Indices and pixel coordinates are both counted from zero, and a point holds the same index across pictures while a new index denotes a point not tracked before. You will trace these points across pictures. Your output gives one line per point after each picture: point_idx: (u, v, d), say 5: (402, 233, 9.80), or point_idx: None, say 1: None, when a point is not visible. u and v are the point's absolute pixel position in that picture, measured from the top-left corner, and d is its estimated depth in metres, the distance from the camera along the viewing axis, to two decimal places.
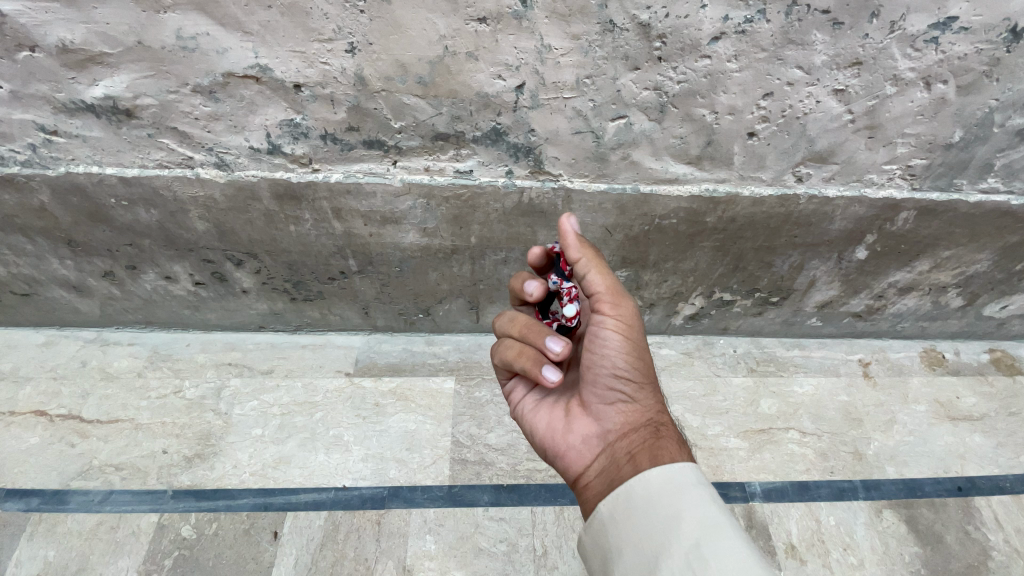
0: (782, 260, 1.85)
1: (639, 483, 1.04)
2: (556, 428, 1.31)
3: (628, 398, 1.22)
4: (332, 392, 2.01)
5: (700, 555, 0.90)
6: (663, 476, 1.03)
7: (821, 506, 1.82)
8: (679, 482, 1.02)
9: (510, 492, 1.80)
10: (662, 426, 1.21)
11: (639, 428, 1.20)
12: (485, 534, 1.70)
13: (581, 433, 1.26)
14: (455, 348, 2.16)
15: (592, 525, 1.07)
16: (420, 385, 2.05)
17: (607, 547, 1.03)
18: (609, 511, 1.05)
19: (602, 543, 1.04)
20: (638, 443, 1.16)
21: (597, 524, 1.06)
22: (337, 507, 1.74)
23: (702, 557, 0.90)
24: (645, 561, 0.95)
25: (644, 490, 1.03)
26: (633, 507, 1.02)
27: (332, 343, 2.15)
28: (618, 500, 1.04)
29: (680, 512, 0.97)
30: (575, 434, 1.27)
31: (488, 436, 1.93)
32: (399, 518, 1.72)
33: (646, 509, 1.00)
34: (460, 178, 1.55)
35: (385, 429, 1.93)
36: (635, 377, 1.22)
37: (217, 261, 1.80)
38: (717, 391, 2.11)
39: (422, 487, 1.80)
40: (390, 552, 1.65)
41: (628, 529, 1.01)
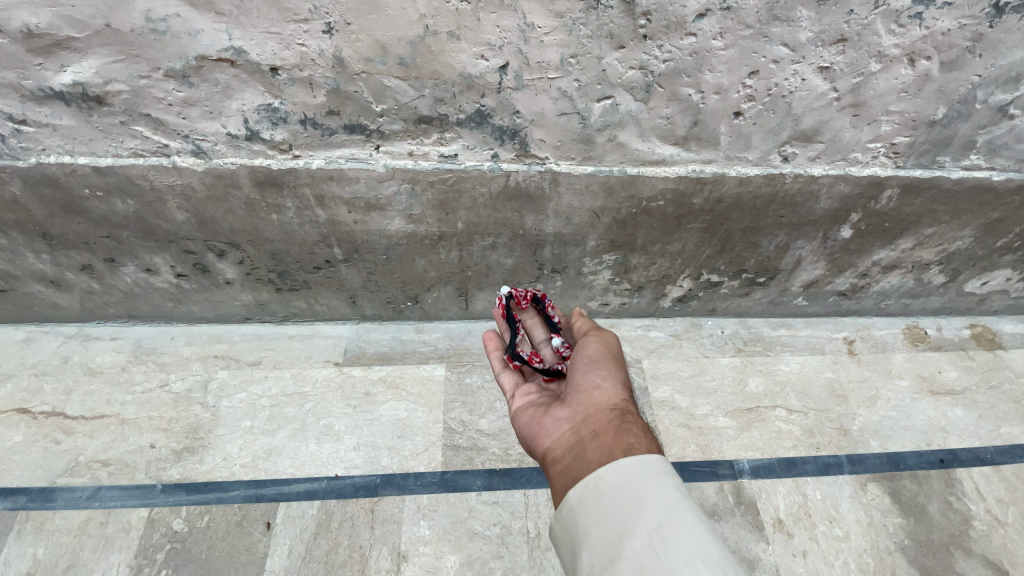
0: (768, 240, 1.86)
1: (607, 469, 1.05)
2: (534, 419, 1.40)
3: (598, 387, 1.32)
4: (321, 381, 1.99)
5: (662, 535, 0.91)
6: (631, 463, 1.05)
7: (807, 481, 1.87)
8: (645, 469, 1.03)
9: (503, 476, 1.81)
10: (628, 415, 1.23)
11: (603, 410, 1.25)
12: (479, 518, 1.71)
13: (556, 418, 1.32)
14: (445, 335, 2.15)
15: (562, 512, 1.07)
16: (410, 373, 2.04)
17: (576, 531, 1.03)
18: (577, 498, 1.05)
19: (571, 528, 1.04)
20: (602, 421, 1.21)
21: (566, 511, 1.06)
22: (330, 497, 1.74)
23: (663, 537, 0.91)
24: (610, 544, 0.96)
25: (612, 477, 1.03)
26: (601, 492, 1.03)
27: (320, 333, 2.13)
28: (587, 486, 1.05)
29: (646, 497, 0.98)
30: (549, 420, 1.33)
31: (480, 422, 1.93)
32: (393, 505, 1.73)
33: (613, 495, 1.01)
34: (445, 162, 1.52)
35: (376, 417, 1.92)
36: (608, 377, 1.35)
37: (199, 252, 1.76)
38: (706, 371, 2.13)
39: (414, 474, 1.80)
40: (383, 539, 1.66)
41: (595, 513, 1.01)
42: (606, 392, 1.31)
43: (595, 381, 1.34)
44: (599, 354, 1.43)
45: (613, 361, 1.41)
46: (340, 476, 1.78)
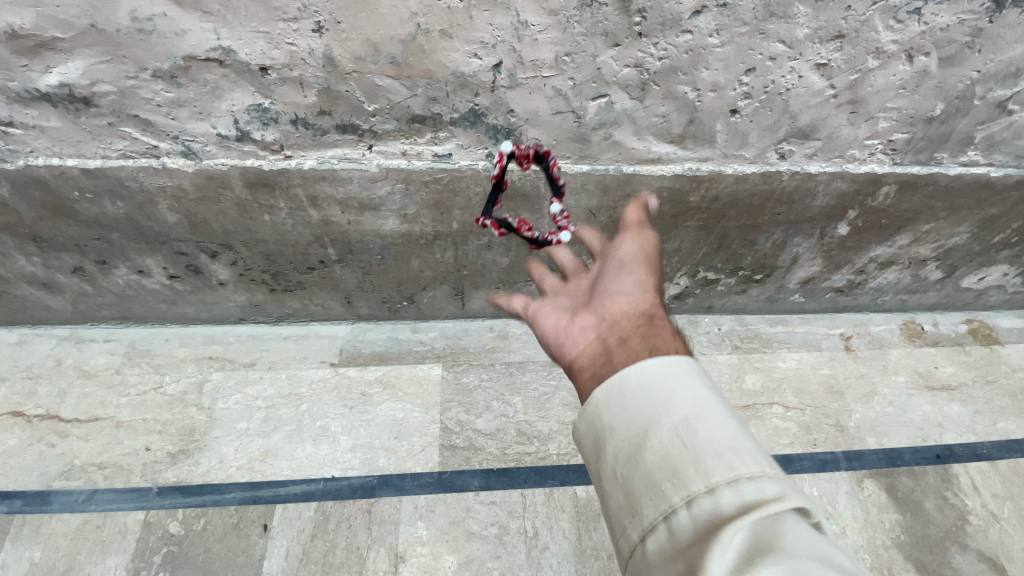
0: (765, 238, 1.84)
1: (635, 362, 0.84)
2: (554, 326, 1.17)
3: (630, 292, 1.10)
4: (317, 382, 1.98)
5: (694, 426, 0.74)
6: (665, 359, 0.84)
7: (804, 478, 1.87)
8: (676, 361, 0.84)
9: (501, 476, 1.81)
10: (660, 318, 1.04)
11: (636, 315, 1.04)
12: (476, 518, 1.71)
13: (580, 326, 1.10)
14: (441, 335, 2.14)
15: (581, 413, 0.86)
16: (407, 373, 2.03)
17: (595, 430, 0.83)
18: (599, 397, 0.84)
19: (590, 427, 0.84)
20: (633, 326, 1.00)
21: (585, 408, 0.85)
22: (327, 498, 1.73)
23: (694, 427, 0.74)
24: (635, 440, 0.77)
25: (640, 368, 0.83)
26: (625, 385, 0.82)
27: (316, 333, 2.12)
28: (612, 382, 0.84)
29: (675, 389, 0.79)
30: (573, 327, 1.11)
31: (477, 421, 1.93)
32: (391, 505, 1.72)
33: (638, 388, 0.81)
34: (439, 162, 1.50)
35: (372, 418, 1.91)
36: (641, 280, 1.12)
37: (191, 253, 1.75)
38: (703, 368, 2.12)
39: (411, 474, 1.80)
40: (381, 539, 1.66)
41: (618, 409, 0.81)
42: (640, 297, 1.09)
43: (624, 285, 1.12)
44: (632, 255, 1.18)
45: (649, 259, 1.18)
46: (337, 477, 1.78)
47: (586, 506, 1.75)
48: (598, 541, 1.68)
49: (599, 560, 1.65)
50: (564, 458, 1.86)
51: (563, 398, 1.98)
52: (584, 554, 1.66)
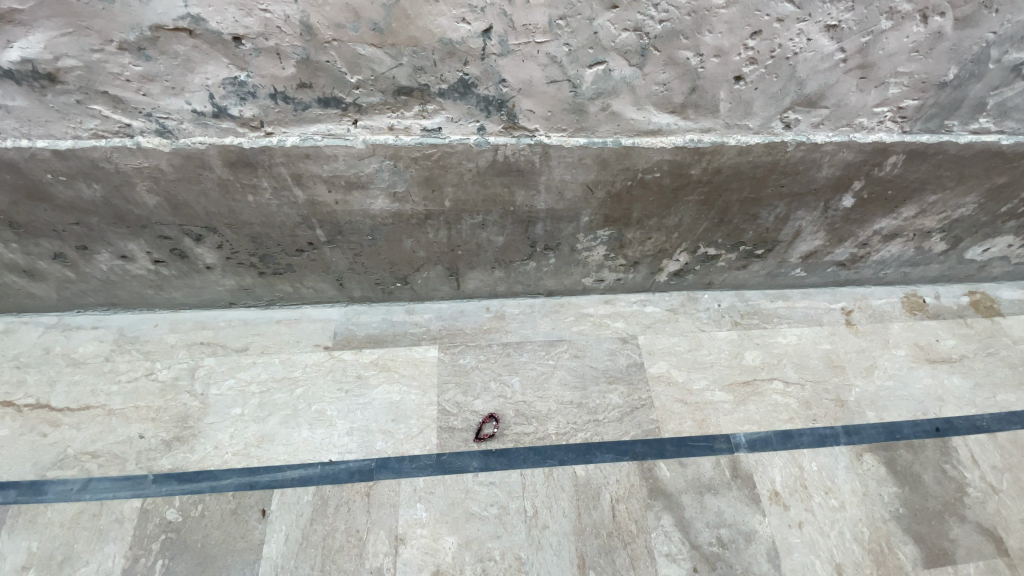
0: (768, 211, 1.78)
1: None
2: None
3: None
4: (311, 366, 1.94)
5: None
6: None
7: (804, 453, 1.87)
8: None
9: (500, 457, 1.79)
10: None
11: None
12: (475, 499, 1.71)
13: None
14: (437, 316, 2.07)
15: None
16: (402, 356, 1.97)
17: None
18: None
19: None
20: None
21: None
22: (326, 482, 1.72)
23: None
24: None
25: None
26: None
27: (308, 317, 2.05)
28: None
29: None
30: None
31: (474, 403, 1.89)
32: (390, 488, 1.71)
33: None
34: (428, 137, 1.42)
35: (369, 401, 1.88)
36: None
37: (175, 237, 1.68)
38: (702, 345, 2.06)
39: (409, 457, 1.78)
40: (381, 522, 1.65)
41: None
42: None
43: None
44: None
45: None
46: (335, 461, 1.76)
47: (586, 485, 1.74)
48: (598, 520, 1.68)
49: (599, 539, 1.65)
50: (563, 438, 1.83)
51: (561, 378, 1.95)
52: (584, 533, 1.66)
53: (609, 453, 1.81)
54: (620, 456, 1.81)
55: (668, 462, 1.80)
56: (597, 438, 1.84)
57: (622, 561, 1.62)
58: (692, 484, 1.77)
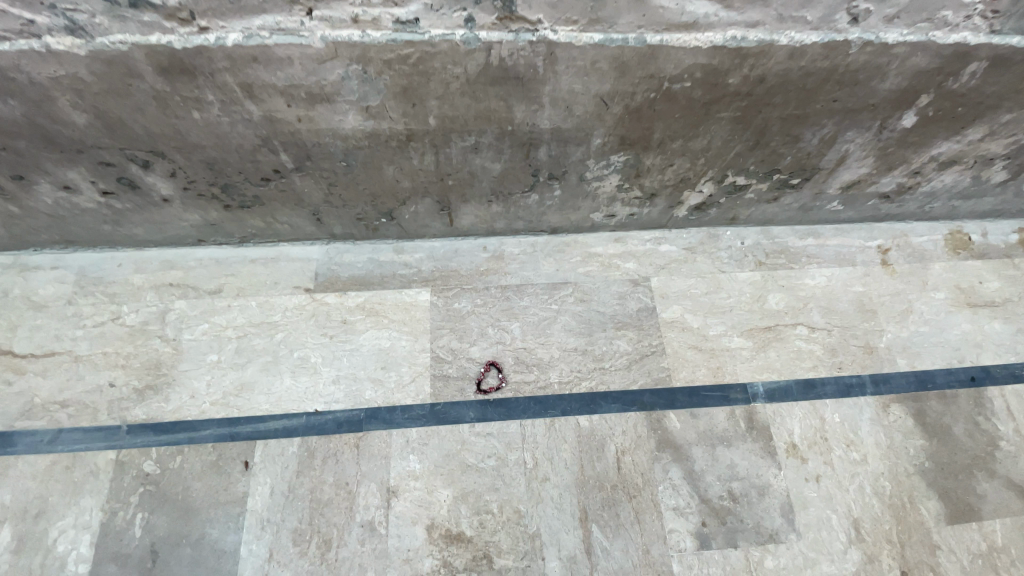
0: (812, 132, 1.51)
1: None
2: None
3: None
4: (292, 310, 1.75)
5: None
6: None
7: (826, 404, 1.73)
8: None
9: (498, 407, 1.65)
10: None
11: None
12: (472, 451, 1.59)
13: None
14: (428, 256, 1.85)
15: None
16: (391, 299, 1.78)
17: None
18: None
19: None
20: None
21: None
22: (312, 433, 1.60)
23: None
24: None
25: None
26: None
27: (286, 256, 1.84)
28: None
29: None
30: None
31: (470, 350, 1.72)
32: (380, 439, 1.59)
33: None
34: (403, 33, 1.14)
35: (355, 348, 1.71)
36: None
37: (119, 164, 1.45)
38: (722, 288, 1.86)
39: (401, 407, 1.64)
40: (371, 474, 1.55)
41: None
42: None
43: None
44: None
45: None
46: (321, 412, 1.63)
47: (590, 437, 1.61)
48: (602, 473, 1.57)
49: (603, 491, 1.55)
50: (566, 387, 1.68)
51: (565, 323, 1.77)
52: (587, 486, 1.55)
53: (615, 403, 1.66)
54: (627, 406, 1.66)
55: (679, 413, 1.65)
56: (602, 387, 1.68)
57: (627, 515, 1.53)
58: (704, 436, 1.64)
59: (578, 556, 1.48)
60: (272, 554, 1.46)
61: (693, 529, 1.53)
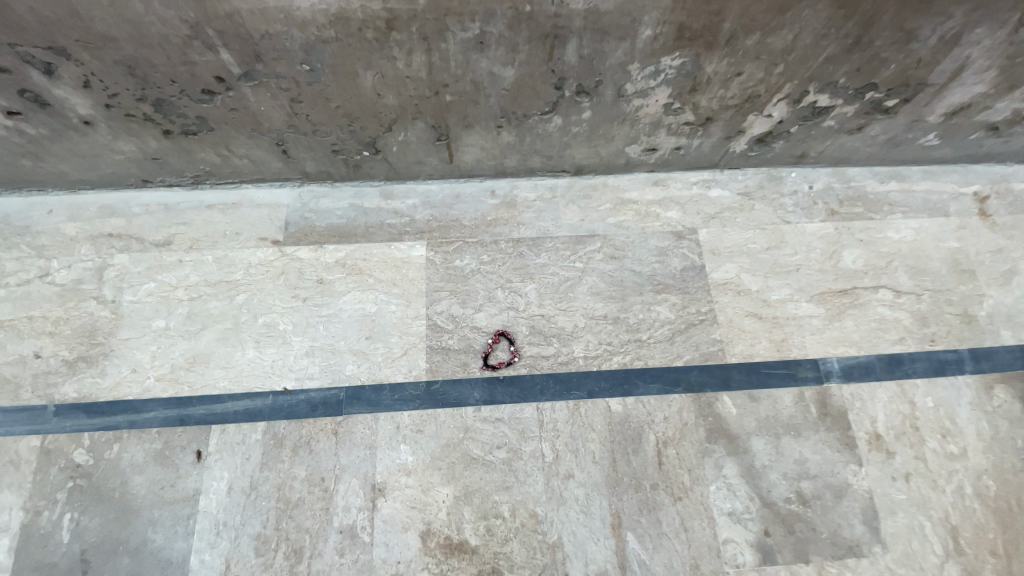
0: (932, 26, 1.16)
1: None
2: None
3: None
4: (256, 267, 1.42)
5: None
6: None
7: (916, 385, 1.39)
8: None
9: (509, 386, 1.31)
10: None
11: None
12: (478, 440, 1.25)
13: None
14: (423, 202, 1.49)
15: None
16: (377, 254, 1.43)
17: None
18: None
19: None
20: None
21: None
22: (280, 418, 1.27)
23: None
24: None
25: None
26: None
27: (249, 201, 1.49)
28: None
29: None
30: None
31: (475, 317, 1.37)
32: (364, 426, 1.26)
33: None
34: None
35: (333, 314, 1.36)
36: None
37: (15, 69, 1.11)
38: (786, 242, 1.50)
39: (390, 386, 1.30)
40: (352, 468, 1.23)
41: None
42: None
43: None
44: None
45: None
46: (291, 392, 1.30)
47: (624, 425, 1.27)
48: (639, 469, 1.24)
49: (641, 493, 1.22)
50: (593, 364, 1.33)
51: (592, 285, 1.41)
52: (622, 485, 1.22)
53: (655, 383, 1.31)
54: (671, 387, 1.31)
55: (735, 396, 1.32)
56: (639, 364, 1.33)
57: (671, 522, 1.21)
58: (766, 424, 1.30)
59: (610, 571, 1.17)
60: (228, 565, 1.17)
61: (753, 540, 1.22)
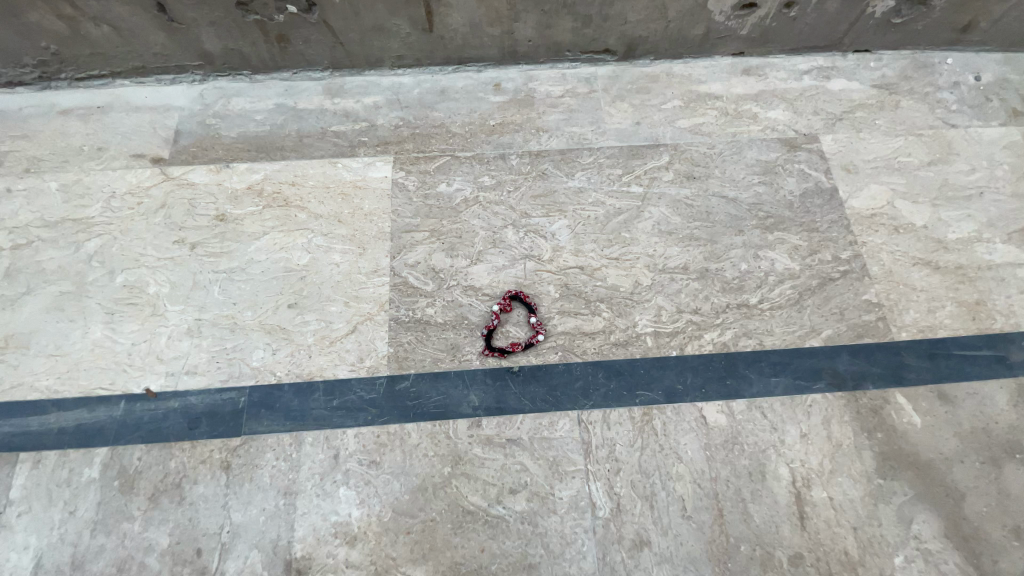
0: None
1: None
2: None
3: None
4: (123, 198, 0.89)
5: None
6: None
7: None
8: None
9: (529, 386, 0.75)
10: None
11: None
12: (476, 481, 0.70)
13: None
14: (390, 101, 0.96)
15: None
16: (314, 176, 0.90)
17: None
18: None
19: None
20: None
21: None
22: (134, 442, 0.74)
23: None
24: None
25: None
26: None
27: (124, 104, 0.97)
28: None
29: None
30: None
31: (472, 272, 0.83)
32: (275, 456, 0.72)
33: None
34: None
35: (238, 268, 0.83)
36: None
37: None
38: (955, 154, 0.96)
39: (324, 385, 0.75)
40: (250, 533, 0.68)
41: None
42: None
43: None
44: None
45: None
46: (156, 397, 0.76)
47: (732, 451, 0.72)
48: (767, 529, 0.69)
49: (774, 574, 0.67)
50: (670, 346, 0.77)
51: (661, 219, 0.86)
52: (738, 560, 0.67)
53: (779, 376, 0.76)
54: (806, 382, 0.76)
55: (913, 392, 0.78)
56: (749, 346, 0.78)
57: None
58: (976, 443, 0.75)
59: None
60: None
61: None
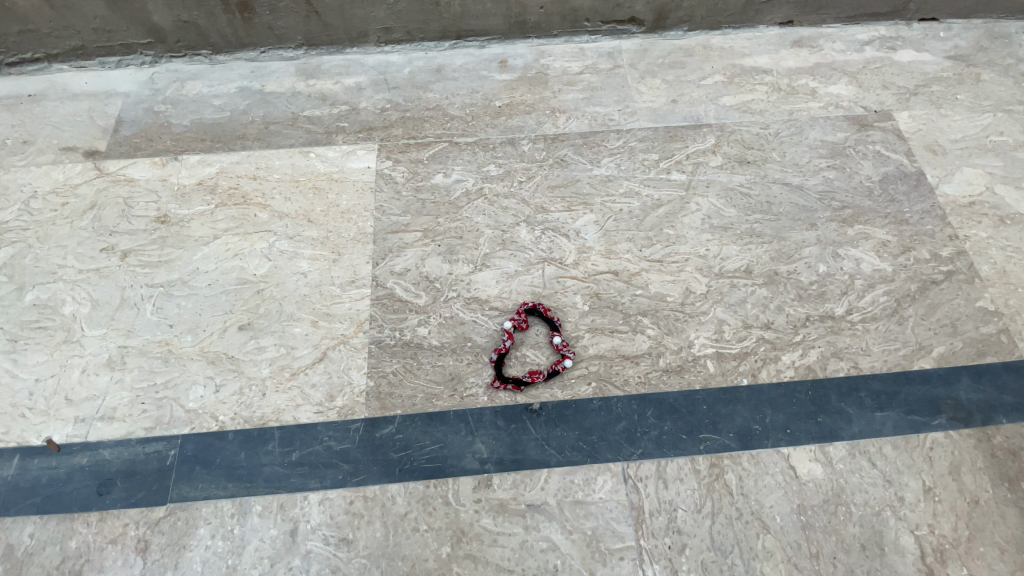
0: None
1: None
2: None
3: None
4: (45, 197, 0.72)
5: None
6: None
7: None
8: None
9: (554, 429, 0.56)
10: None
11: None
12: (485, 565, 0.50)
13: None
14: (376, 81, 0.81)
15: None
16: (281, 167, 0.73)
17: None
18: None
19: None
20: None
21: None
22: (22, 515, 0.54)
23: None
24: None
25: None
26: None
27: (58, 90, 0.81)
28: None
29: None
30: None
31: (477, 280, 0.65)
32: (210, 533, 0.52)
33: None
34: None
35: (179, 280, 0.65)
36: None
37: None
38: None
39: (282, 431, 0.56)
40: None
41: None
42: None
43: None
44: None
45: None
46: (58, 451, 0.57)
47: (837, 516, 0.52)
48: None
49: None
50: (738, 373, 0.59)
51: (712, 212, 0.69)
52: None
53: (886, 410, 0.58)
54: (921, 419, 0.57)
55: None
56: (841, 371, 0.59)
57: None
58: None
59: None
60: None
61: None
